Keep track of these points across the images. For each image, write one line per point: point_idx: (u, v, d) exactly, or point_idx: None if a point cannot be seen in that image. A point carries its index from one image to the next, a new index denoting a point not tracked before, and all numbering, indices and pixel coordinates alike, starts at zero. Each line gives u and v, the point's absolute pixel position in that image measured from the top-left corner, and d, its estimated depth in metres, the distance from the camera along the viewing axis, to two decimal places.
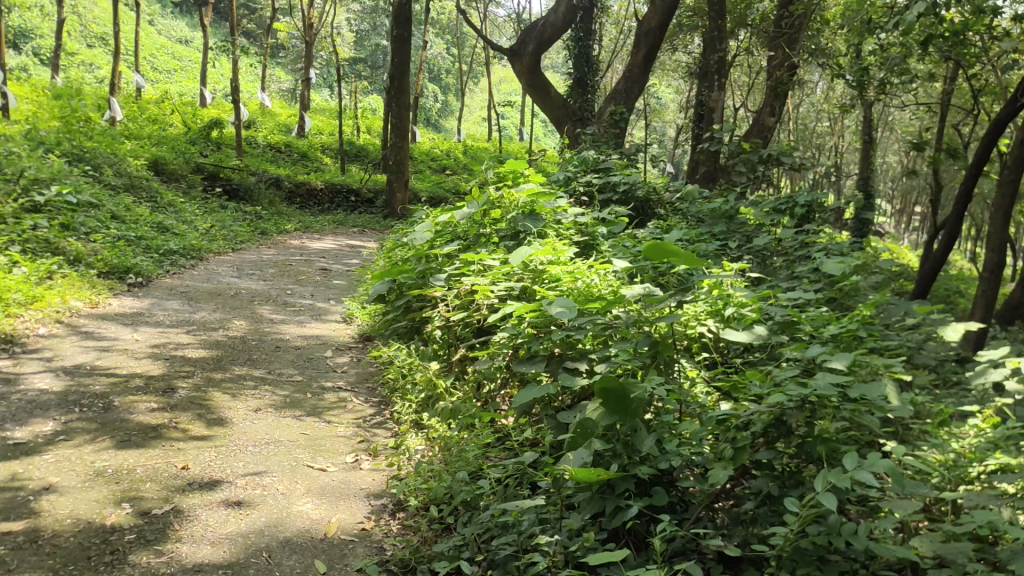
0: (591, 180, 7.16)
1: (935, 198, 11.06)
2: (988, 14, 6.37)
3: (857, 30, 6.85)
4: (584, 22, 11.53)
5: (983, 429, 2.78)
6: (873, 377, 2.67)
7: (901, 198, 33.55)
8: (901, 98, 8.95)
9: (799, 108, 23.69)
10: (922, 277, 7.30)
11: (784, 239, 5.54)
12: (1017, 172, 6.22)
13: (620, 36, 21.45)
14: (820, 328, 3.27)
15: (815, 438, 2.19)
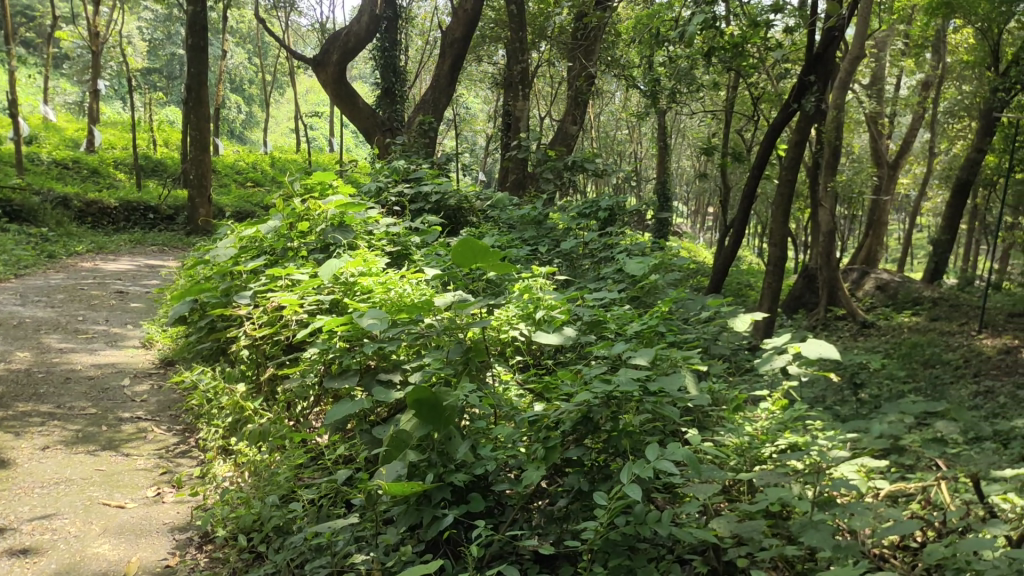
0: (403, 190, 7.11)
1: (725, 198, 11.87)
2: (762, 27, 6.90)
3: (647, 41, 7.22)
4: (389, 32, 11.55)
5: (774, 412, 3.02)
6: (673, 369, 2.84)
7: (695, 200, 35.73)
8: (690, 105, 9.53)
9: (600, 116, 24.75)
10: (717, 272, 7.81)
11: (590, 242, 5.76)
12: (793, 172, 6.78)
13: (427, 47, 21.56)
14: (625, 325, 3.43)
15: (620, 432, 2.29)
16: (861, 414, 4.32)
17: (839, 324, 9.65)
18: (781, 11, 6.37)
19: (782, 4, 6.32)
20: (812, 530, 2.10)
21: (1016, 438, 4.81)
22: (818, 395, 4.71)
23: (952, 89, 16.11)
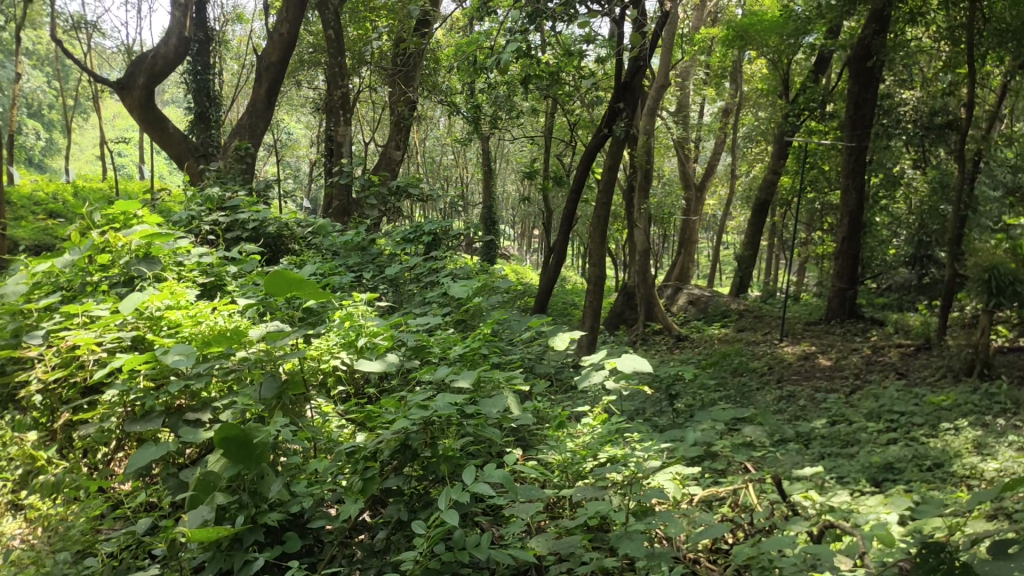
0: (218, 219, 6.80)
1: (548, 221, 12.18)
2: (575, 56, 7.15)
3: (466, 68, 7.32)
4: (201, 54, 11.15)
5: (595, 427, 3.12)
6: (496, 391, 2.88)
7: (522, 225, 36.49)
8: (511, 131, 9.72)
9: (424, 142, 24.85)
10: (541, 293, 7.97)
11: (414, 267, 5.74)
12: (609, 194, 7.05)
13: (244, 71, 20.91)
14: (448, 349, 3.43)
15: (438, 458, 2.30)
16: (677, 423, 4.53)
17: (656, 339, 10.10)
18: (593, 42, 6.64)
19: (594, 35, 6.59)
20: (627, 541, 2.16)
21: (815, 438, 5.20)
22: (638, 407, 4.89)
23: (749, 116, 17.36)
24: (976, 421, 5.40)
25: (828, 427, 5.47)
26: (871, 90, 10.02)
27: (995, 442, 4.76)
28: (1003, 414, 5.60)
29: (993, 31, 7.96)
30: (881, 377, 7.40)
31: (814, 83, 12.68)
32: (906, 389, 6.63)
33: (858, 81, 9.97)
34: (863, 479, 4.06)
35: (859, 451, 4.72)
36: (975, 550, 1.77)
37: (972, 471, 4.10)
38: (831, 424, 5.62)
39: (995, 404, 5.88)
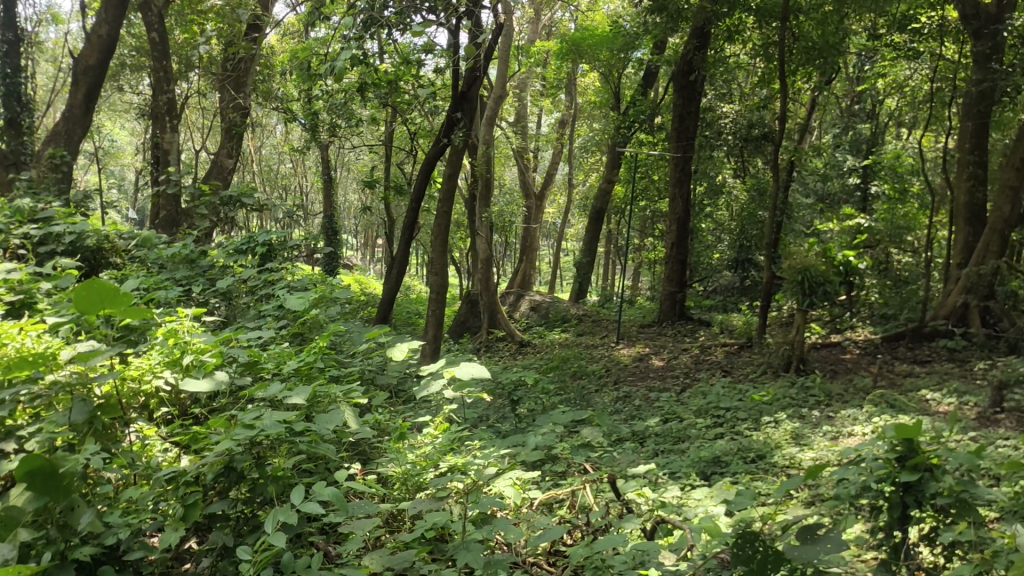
0: (28, 231, 6.29)
1: (389, 230, 12.08)
2: (412, 65, 7.14)
3: (300, 75, 7.15)
4: (10, 56, 10.29)
5: (434, 437, 3.12)
6: (332, 406, 2.84)
7: (363, 235, 35.99)
8: (349, 139, 9.58)
9: (259, 150, 24.07)
10: (383, 303, 7.89)
11: (248, 279, 5.53)
12: (449, 203, 7.06)
13: (58, 73, 19.52)
14: (281, 364, 3.32)
15: (266, 479, 2.29)
16: (518, 429, 4.59)
17: (500, 345, 10.20)
18: (431, 52, 6.64)
19: (432, 46, 6.58)
20: (464, 550, 2.18)
21: (649, 436, 5.41)
22: (480, 414, 4.92)
23: (584, 127, 17.86)
24: (793, 414, 5.79)
25: (661, 425, 5.71)
26: (694, 104, 10.57)
27: (810, 433, 5.12)
28: (817, 406, 6.03)
29: (801, 48, 8.57)
30: (709, 375, 7.80)
31: (643, 96, 13.25)
32: (732, 386, 7.02)
33: (682, 94, 10.49)
34: (694, 473, 4.26)
35: (690, 447, 4.96)
36: (783, 539, 1.89)
37: (791, 461, 4.40)
38: (665, 422, 5.86)
39: (809, 396, 6.33)
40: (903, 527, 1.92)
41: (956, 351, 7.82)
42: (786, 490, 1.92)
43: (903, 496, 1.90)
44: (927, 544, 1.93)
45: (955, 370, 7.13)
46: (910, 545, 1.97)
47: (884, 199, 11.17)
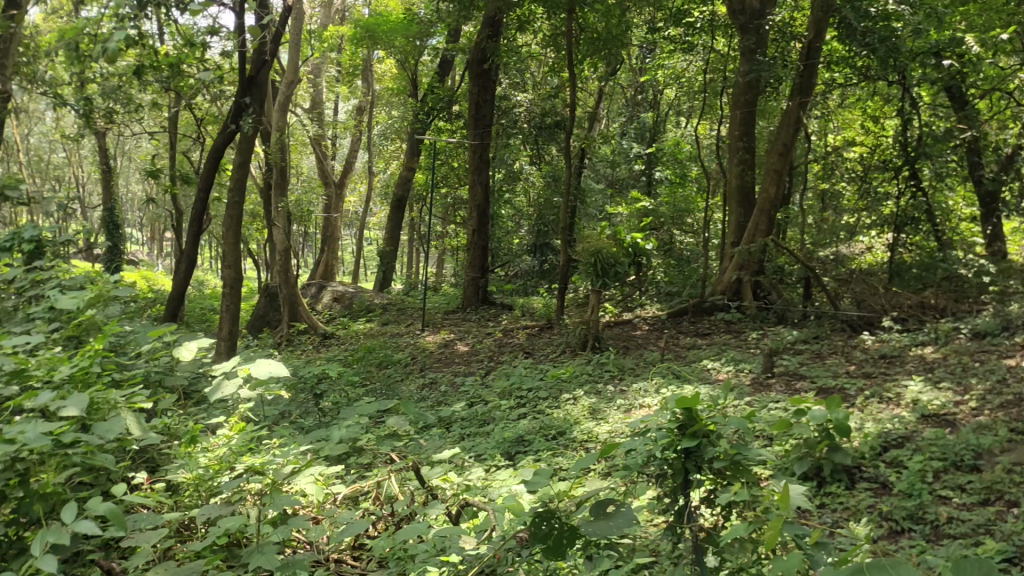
0: None
1: (177, 222, 11.41)
2: (197, 48, 6.75)
3: (68, 56, 6.57)
4: None
5: (229, 438, 2.99)
6: (112, 413, 2.64)
7: (150, 229, 33.83)
8: (129, 126, 8.94)
9: (26, 139, 21.95)
10: (172, 299, 7.45)
11: (14, 279, 5.03)
12: (241, 193, 6.75)
13: None
14: (53, 370, 3.04)
15: (34, 498, 2.10)
16: (322, 423, 4.50)
17: (301, 338, 9.93)
18: (217, 34, 6.31)
19: (217, 28, 6.26)
20: (259, 556, 2.09)
21: (455, 421, 5.47)
22: (280, 410, 4.76)
23: (382, 114, 17.70)
24: (590, 389, 6.04)
25: (467, 409, 5.78)
26: (490, 92, 10.74)
27: (606, 407, 5.37)
28: (611, 380, 6.34)
29: (587, 39, 8.89)
30: (512, 357, 7.98)
31: (440, 84, 13.29)
32: (533, 367, 7.22)
33: (477, 82, 10.61)
34: (498, 454, 4.36)
35: (494, 429, 5.05)
36: (579, 513, 1.96)
37: (589, 435, 4.59)
38: (470, 406, 5.94)
39: (604, 372, 6.64)
40: (686, 491, 2.03)
41: (732, 323, 8.48)
42: (579, 466, 1.98)
43: (685, 463, 2.01)
44: (708, 506, 2.05)
45: (732, 340, 7.73)
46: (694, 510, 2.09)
47: (667, 184, 11.88)
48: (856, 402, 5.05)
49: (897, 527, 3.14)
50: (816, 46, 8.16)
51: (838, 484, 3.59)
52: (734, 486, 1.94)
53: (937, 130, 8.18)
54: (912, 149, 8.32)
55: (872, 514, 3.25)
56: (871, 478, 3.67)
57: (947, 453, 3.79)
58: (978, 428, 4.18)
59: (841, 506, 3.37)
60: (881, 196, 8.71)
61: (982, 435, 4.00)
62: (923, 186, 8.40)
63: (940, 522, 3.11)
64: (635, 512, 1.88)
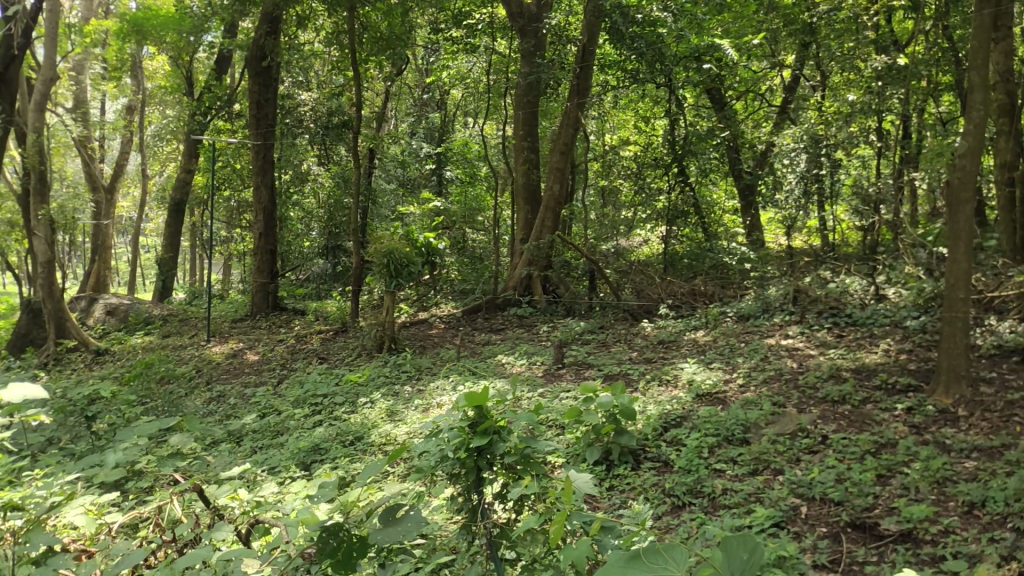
0: None
1: None
2: None
3: None
4: None
5: None
6: None
7: None
8: None
9: None
10: None
11: None
12: None
13: None
14: None
15: None
16: (96, 447, 4.16)
17: (71, 356, 9.13)
18: None
19: None
20: None
21: (246, 434, 5.22)
22: (46, 438, 4.34)
23: (156, 114, 16.70)
24: (387, 391, 5.97)
25: (258, 421, 5.53)
26: (270, 90, 10.35)
27: (403, 408, 5.33)
28: (408, 381, 6.31)
29: (370, 38, 8.75)
30: (305, 363, 7.76)
31: (218, 82, 12.70)
32: (328, 372, 7.05)
33: (257, 81, 10.20)
34: (293, 465, 4.21)
35: (288, 439, 4.87)
36: (370, 521, 1.91)
37: (387, 438, 4.53)
38: (261, 417, 5.70)
39: (401, 372, 6.60)
40: (479, 489, 2.04)
41: (524, 317, 8.72)
42: (368, 476, 1.93)
43: (477, 460, 2.02)
44: (500, 502, 2.07)
45: (525, 334, 7.94)
46: (487, 506, 2.09)
47: (457, 183, 12.02)
48: (639, 387, 5.33)
49: (679, 502, 3.32)
50: (590, 50, 8.60)
51: (625, 466, 3.77)
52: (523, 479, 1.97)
53: (701, 130, 8.90)
54: (679, 146, 8.86)
55: (657, 491, 3.44)
56: (654, 458, 3.87)
57: (720, 429, 4.08)
58: (746, 404, 4.54)
59: (628, 487, 3.53)
60: (653, 192, 9.14)
61: (749, 411, 4.35)
62: (690, 181, 9.09)
63: (717, 494, 3.33)
64: (425, 517, 1.86)
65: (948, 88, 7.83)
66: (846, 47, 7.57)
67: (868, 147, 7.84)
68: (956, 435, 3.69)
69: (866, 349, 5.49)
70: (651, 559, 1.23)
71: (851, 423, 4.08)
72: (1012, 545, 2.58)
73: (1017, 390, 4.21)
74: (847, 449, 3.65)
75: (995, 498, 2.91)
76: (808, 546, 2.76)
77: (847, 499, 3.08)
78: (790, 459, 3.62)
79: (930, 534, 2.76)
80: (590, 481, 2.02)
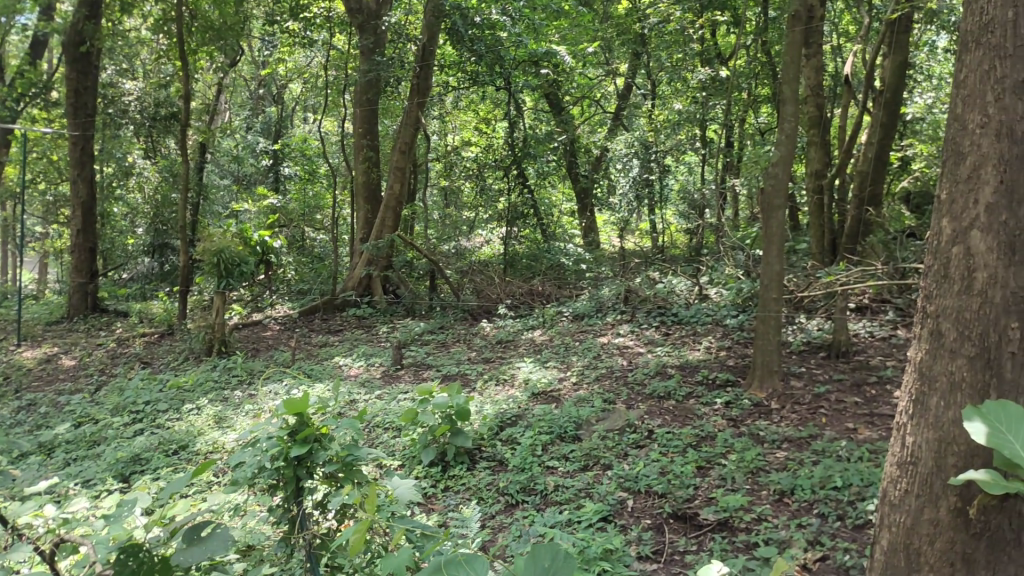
0: None
1: None
2: None
3: None
4: None
5: None
6: None
7: None
8: None
9: None
10: None
11: None
12: None
13: None
14: None
15: None
16: None
17: None
18: None
19: None
20: None
21: (58, 445, 4.85)
22: None
23: None
24: (216, 397, 5.71)
25: (73, 431, 5.15)
26: (90, 78, 9.67)
27: (233, 414, 5.12)
28: (239, 385, 6.06)
29: (200, 27, 8.33)
30: (127, 368, 7.30)
31: (31, 67, 11.78)
32: (152, 377, 6.67)
33: (75, 67, 9.50)
34: (110, 477, 3.95)
35: (106, 449, 4.56)
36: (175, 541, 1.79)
37: (214, 446, 4.33)
38: (76, 426, 5.31)
39: (231, 377, 6.33)
40: (298, 499, 2.02)
41: (363, 318, 8.59)
42: (174, 492, 1.78)
43: (296, 470, 2.00)
44: (321, 511, 2.04)
45: (363, 335, 7.82)
46: (308, 516, 2.06)
47: (295, 180, 11.69)
48: (477, 386, 5.36)
49: (512, 500, 3.35)
50: (429, 50, 8.51)
51: (460, 466, 3.77)
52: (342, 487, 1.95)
53: (539, 133, 9.16)
54: (518, 148, 9.10)
55: (491, 490, 3.46)
56: (490, 456, 3.90)
57: (552, 427, 4.15)
58: (578, 401, 4.67)
59: (463, 487, 3.53)
60: (495, 194, 9.25)
61: (581, 408, 4.47)
62: (530, 183, 9.29)
63: (549, 490, 3.39)
64: (236, 537, 1.72)
65: (766, 101, 8.37)
66: (674, 58, 7.98)
67: (694, 154, 8.28)
68: (769, 427, 3.94)
69: (689, 346, 5.77)
70: (452, 571, 1.23)
71: (675, 417, 4.27)
72: (818, 530, 2.76)
73: (822, 382, 4.55)
74: (670, 443, 3.81)
75: (802, 485, 3.12)
76: (633, 539, 2.86)
77: (670, 491, 3.21)
78: (618, 454, 3.74)
79: (744, 522, 2.91)
80: (412, 489, 2.00)
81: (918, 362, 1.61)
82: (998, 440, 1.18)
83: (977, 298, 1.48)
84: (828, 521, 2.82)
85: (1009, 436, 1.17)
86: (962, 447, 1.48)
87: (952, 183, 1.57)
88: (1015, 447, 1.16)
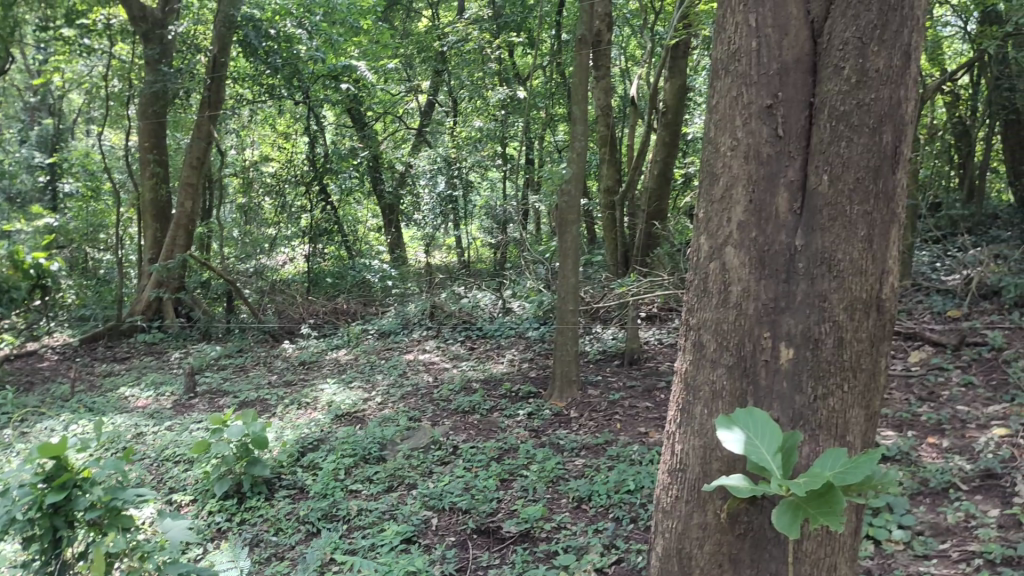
0: None
1: None
2: None
3: None
4: None
5: None
6: None
7: None
8: None
9: None
10: None
11: None
12: None
13: None
14: None
15: None
16: None
17: None
18: None
19: None
20: None
21: None
22: None
23: None
24: None
25: None
26: None
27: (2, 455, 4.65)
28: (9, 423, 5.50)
29: None
30: None
31: None
32: None
33: None
34: None
35: None
36: None
37: None
38: None
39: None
40: (56, 550, 1.96)
41: (153, 344, 8.06)
42: None
43: (53, 519, 1.95)
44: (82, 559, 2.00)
45: (152, 362, 7.33)
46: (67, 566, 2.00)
47: (75, 197, 10.83)
48: (277, 411, 5.15)
49: (313, 529, 3.24)
50: (220, 62, 8.21)
51: (258, 497, 3.60)
52: (107, 536, 1.94)
53: (341, 148, 9.07)
54: (320, 164, 9.00)
55: (291, 520, 3.32)
56: (290, 484, 3.75)
57: (356, 449, 4.06)
58: (383, 420, 4.60)
59: (260, 518, 3.38)
60: (297, 211, 8.98)
61: (386, 427, 4.40)
62: (332, 201, 9.19)
63: (351, 515, 3.30)
64: None
65: (562, 120, 8.68)
66: (474, 76, 8.07)
67: (496, 170, 8.42)
68: (568, 435, 4.05)
69: (493, 360, 5.85)
70: None
71: (479, 431, 4.30)
72: (612, 534, 2.86)
73: (617, 390, 4.74)
74: (474, 457, 3.83)
75: (599, 491, 3.22)
76: (437, 558, 2.84)
77: (473, 506, 3.22)
78: (423, 472, 3.71)
79: (544, 532, 2.97)
80: (186, 530, 2.01)
81: (684, 373, 1.68)
82: (746, 444, 1.30)
83: (733, 311, 1.56)
84: (622, 524, 2.93)
85: (755, 440, 1.30)
86: (725, 453, 1.57)
87: (707, 202, 1.65)
88: (761, 452, 1.29)
